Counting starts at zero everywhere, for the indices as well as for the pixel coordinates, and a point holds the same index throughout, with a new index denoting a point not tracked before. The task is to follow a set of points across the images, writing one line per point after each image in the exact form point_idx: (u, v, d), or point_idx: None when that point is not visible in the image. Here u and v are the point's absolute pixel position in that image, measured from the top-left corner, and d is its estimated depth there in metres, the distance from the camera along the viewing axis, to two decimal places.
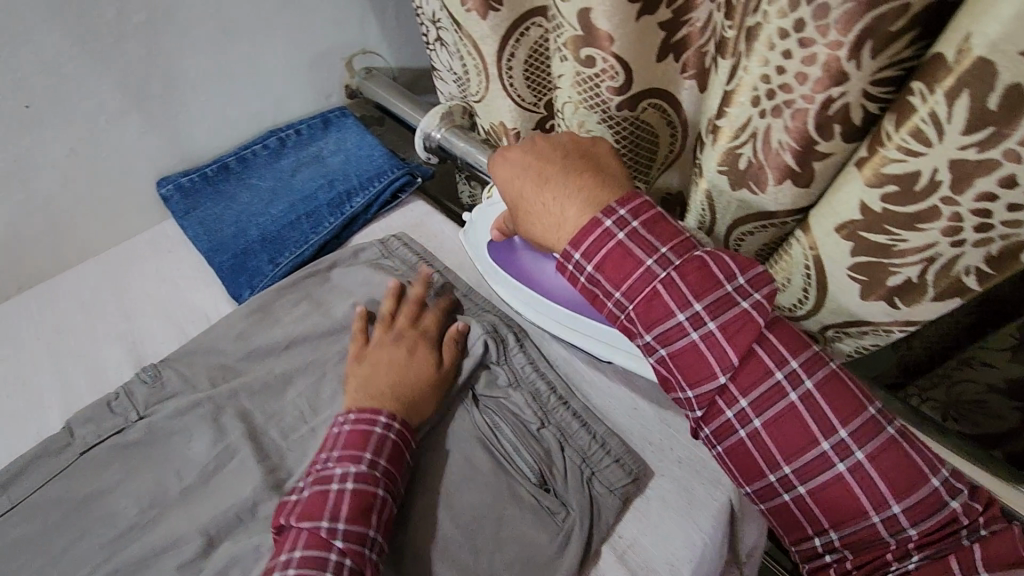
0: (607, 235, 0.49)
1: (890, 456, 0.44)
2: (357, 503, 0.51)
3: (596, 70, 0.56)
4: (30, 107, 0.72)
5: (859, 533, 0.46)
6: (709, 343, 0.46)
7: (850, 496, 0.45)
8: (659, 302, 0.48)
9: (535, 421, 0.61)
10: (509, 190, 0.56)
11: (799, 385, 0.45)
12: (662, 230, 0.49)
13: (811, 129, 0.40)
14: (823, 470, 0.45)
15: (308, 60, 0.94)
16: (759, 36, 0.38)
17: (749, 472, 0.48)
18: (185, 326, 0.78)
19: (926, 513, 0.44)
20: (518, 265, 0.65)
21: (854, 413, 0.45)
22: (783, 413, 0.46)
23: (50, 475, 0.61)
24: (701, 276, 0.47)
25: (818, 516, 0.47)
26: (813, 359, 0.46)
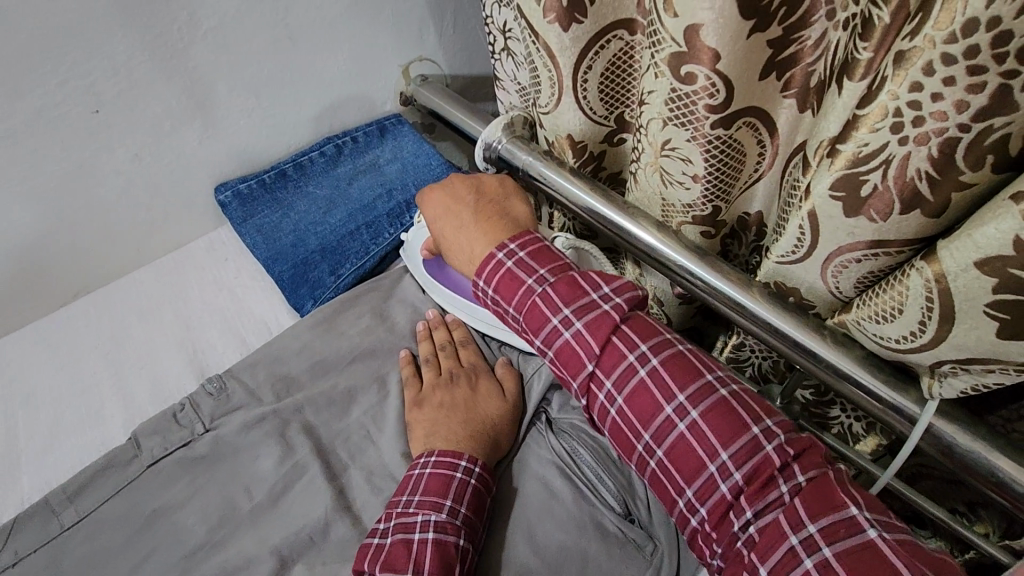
0: (498, 262, 0.57)
1: (719, 413, 0.47)
2: (440, 556, 0.49)
3: (694, 87, 0.54)
4: (99, 112, 0.71)
5: (706, 492, 0.47)
6: (577, 338, 0.53)
7: (692, 454, 0.47)
8: (537, 310, 0.55)
9: (615, 447, 0.60)
10: (434, 230, 0.66)
11: (648, 363, 0.50)
12: (542, 254, 0.57)
13: (958, 156, 0.38)
14: (668, 433, 0.49)
15: (366, 67, 0.93)
16: (912, 62, 0.37)
17: (624, 448, 0.52)
18: (245, 336, 0.77)
19: (748, 458, 0.46)
20: (452, 279, 0.71)
21: (692, 382, 0.49)
22: (635, 388, 0.50)
23: (117, 488, 0.59)
24: (569, 285, 0.54)
25: (676, 482, 0.48)
26: (659, 343, 0.51)
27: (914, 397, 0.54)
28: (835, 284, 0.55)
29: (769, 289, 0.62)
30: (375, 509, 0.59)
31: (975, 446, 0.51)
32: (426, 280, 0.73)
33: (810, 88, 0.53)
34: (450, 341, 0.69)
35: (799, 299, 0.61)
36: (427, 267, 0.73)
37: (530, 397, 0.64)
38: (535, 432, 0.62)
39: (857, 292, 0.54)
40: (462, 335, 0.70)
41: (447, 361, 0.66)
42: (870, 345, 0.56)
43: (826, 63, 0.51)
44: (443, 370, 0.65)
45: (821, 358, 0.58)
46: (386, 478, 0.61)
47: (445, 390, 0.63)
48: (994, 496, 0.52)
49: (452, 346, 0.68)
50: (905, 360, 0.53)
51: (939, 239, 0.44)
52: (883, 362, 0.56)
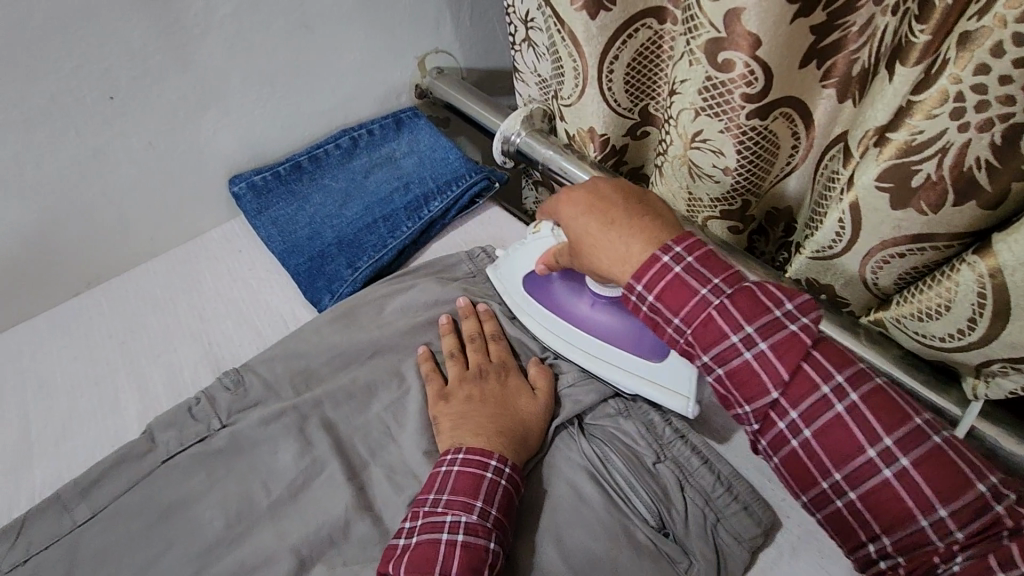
0: (663, 266, 0.47)
1: (938, 462, 0.40)
2: (469, 559, 0.47)
3: (731, 75, 0.52)
4: (114, 98, 0.69)
5: (910, 542, 0.41)
6: (760, 360, 0.44)
7: (895, 501, 0.41)
8: (712, 326, 0.46)
9: (650, 456, 0.58)
10: (565, 225, 0.55)
11: (846, 396, 0.43)
12: (714, 260, 0.47)
13: (1022, 143, 0.37)
14: (869, 477, 0.42)
15: (382, 58, 0.91)
16: (979, 43, 0.35)
17: (801, 484, 0.45)
18: (261, 329, 0.75)
19: (972, 517, 0.40)
20: (554, 299, 0.66)
21: (901, 423, 0.42)
22: (830, 424, 0.43)
23: (131, 483, 0.58)
24: (750, 303, 0.45)
25: (868, 525, 0.43)
26: (858, 373, 0.43)
27: (955, 397, 0.52)
28: (874, 282, 0.53)
29: (800, 285, 0.60)
30: (397, 508, 0.57)
31: (1023, 448, 0.49)
32: (518, 297, 0.68)
33: (851, 77, 0.51)
34: (480, 333, 0.67)
35: (832, 296, 0.59)
36: (527, 284, 0.68)
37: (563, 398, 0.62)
38: (566, 435, 0.60)
39: (897, 289, 0.53)
40: (492, 329, 0.68)
41: (474, 356, 0.65)
42: (908, 344, 0.54)
43: (871, 52, 0.49)
44: (472, 366, 0.64)
45: (857, 358, 0.55)
46: (407, 476, 0.59)
47: (475, 384, 0.61)
48: None
49: (482, 338, 0.67)
50: (947, 358, 0.51)
51: (992, 232, 0.42)
52: (926, 366, 0.54)
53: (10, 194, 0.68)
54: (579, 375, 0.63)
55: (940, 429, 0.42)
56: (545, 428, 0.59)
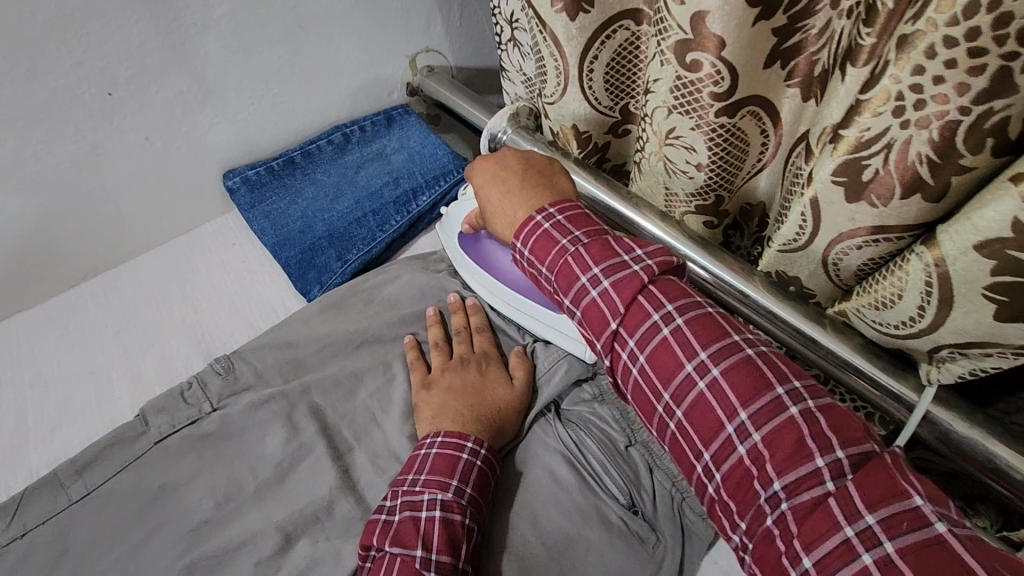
0: (536, 224, 0.55)
1: (743, 373, 0.44)
2: (447, 532, 0.50)
3: (699, 75, 0.55)
4: (112, 95, 0.72)
5: (725, 455, 0.43)
6: (604, 296, 0.50)
7: (709, 414, 0.44)
8: (568, 268, 0.53)
9: (623, 439, 0.60)
10: (477, 194, 0.65)
11: (672, 321, 0.47)
12: (583, 219, 0.55)
13: (958, 141, 0.39)
14: (689, 392, 0.45)
15: (374, 57, 0.94)
16: (915, 45, 0.38)
17: (643, 410, 0.48)
18: (252, 319, 0.78)
19: (770, 421, 0.42)
20: (482, 251, 0.72)
21: (720, 342, 0.46)
22: (658, 347, 0.47)
23: (125, 464, 0.60)
24: (600, 248, 0.52)
25: (693, 443, 0.45)
26: (689, 303, 0.48)
27: (913, 384, 0.55)
28: (835, 271, 0.55)
29: (770, 278, 0.63)
30: (379, 489, 0.59)
31: (972, 432, 0.52)
32: (456, 251, 0.74)
33: (814, 77, 0.54)
34: (467, 326, 0.69)
35: (800, 289, 0.62)
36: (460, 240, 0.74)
37: (541, 387, 0.64)
38: (543, 421, 0.62)
39: (858, 280, 0.55)
40: (479, 322, 0.70)
41: (457, 345, 0.67)
42: (870, 332, 0.57)
43: (830, 53, 0.51)
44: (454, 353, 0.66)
45: (820, 346, 0.58)
46: (390, 459, 0.61)
47: (456, 372, 0.64)
48: (993, 483, 0.53)
49: (468, 330, 0.69)
50: (903, 346, 0.53)
51: (939, 225, 0.45)
52: (885, 354, 0.57)
53: (11, 187, 0.70)
54: (558, 363, 0.66)
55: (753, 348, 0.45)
56: (522, 417, 0.62)
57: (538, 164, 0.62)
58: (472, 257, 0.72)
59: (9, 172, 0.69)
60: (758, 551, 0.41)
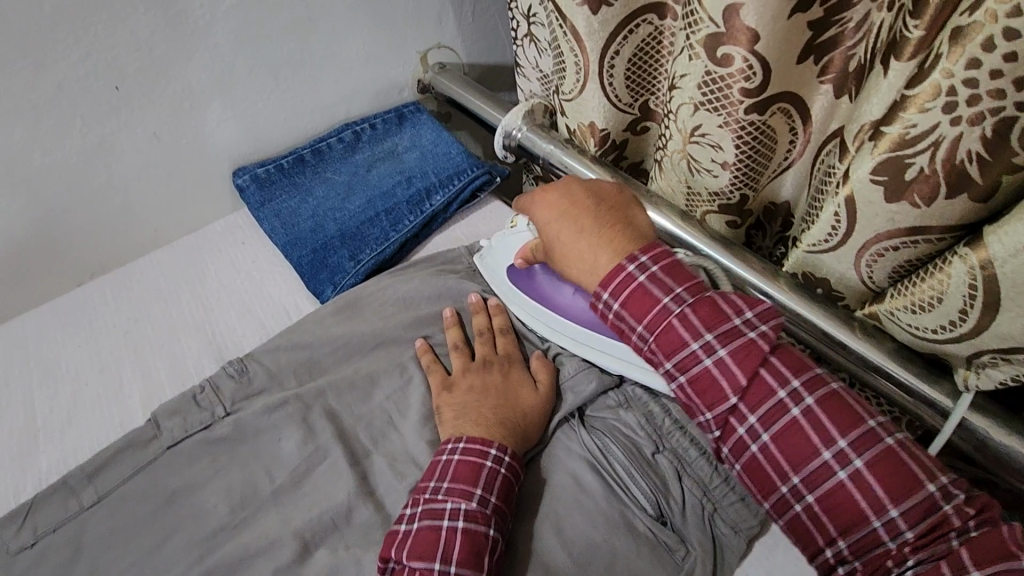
0: (628, 275, 0.53)
1: (886, 462, 0.45)
2: (470, 544, 0.48)
3: (730, 70, 0.53)
4: (120, 88, 0.70)
5: (864, 542, 0.45)
6: (719, 366, 0.49)
7: (850, 503, 0.45)
8: (673, 333, 0.51)
9: (649, 446, 0.58)
10: (541, 232, 0.61)
11: (801, 401, 0.47)
12: (679, 272, 0.53)
13: (1012, 138, 0.38)
14: (825, 479, 0.46)
15: (386, 53, 0.92)
16: (971, 37, 0.36)
17: (761, 487, 0.49)
18: (264, 320, 0.76)
19: (920, 517, 0.43)
20: (537, 288, 0.68)
21: (854, 425, 0.46)
22: (787, 428, 0.47)
23: (137, 468, 0.59)
24: (711, 311, 0.50)
25: (824, 527, 0.46)
26: (813, 379, 0.48)
27: (947, 390, 0.53)
28: (869, 274, 0.54)
29: (797, 279, 0.61)
30: (398, 495, 0.58)
31: (1012, 439, 0.50)
32: (507, 288, 0.70)
33: (848, 73, 0.52)
34: (489, 329, 0.68)
35: (828, 290, 0.60)
36: (509, 275, 0.70)
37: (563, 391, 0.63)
38: (566, 427, 0.60)
39: (891, 283, 0.54)
40: (502, 323, 0.68)
41: (476, 348, 0.65)
42: (903, 336, 0.55)
43: (867, 47, 0.49)
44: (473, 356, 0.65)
45: (852, 352, 0.57)
46: (409, 464, 0.60)
47: (477, 374, 0.62)
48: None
49: (490, 333, 0.67)
50: (939, 351, 0.52)
51: (984, 225, 0.43)
52: (920, 358, 0.55)
53: (19, 182, 0.69)
54: (580, 367, 0.64)
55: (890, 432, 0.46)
56: (545, 421, 0.60)
57: (609, 199, 0.60)
58: (527, 293, 0.68)
59: (16, 166, 0.68)
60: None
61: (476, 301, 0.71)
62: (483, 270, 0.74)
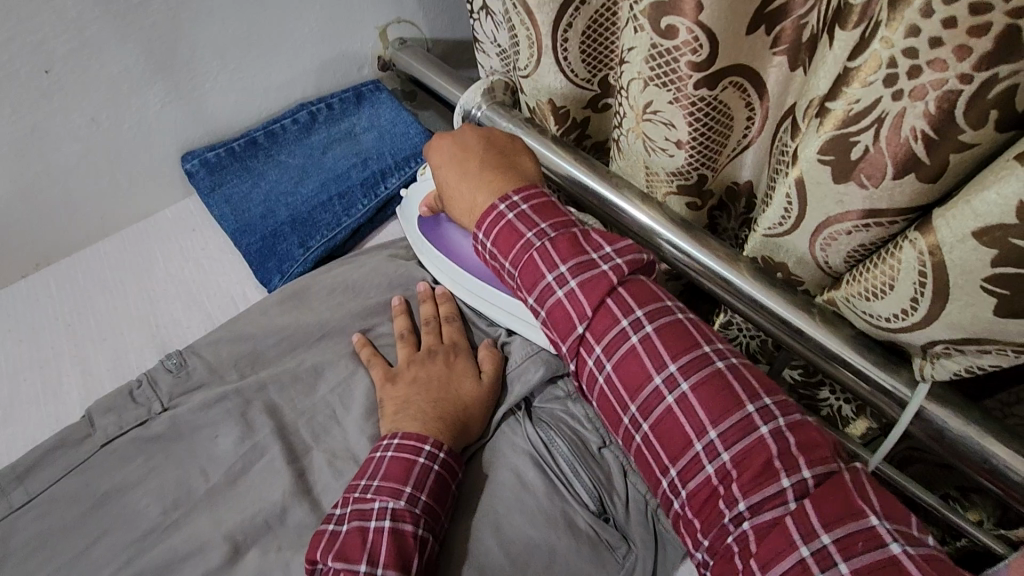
0: (499, 214, 0.54)
1: (713, 387, 0.45)
2: (397, 545, 0.46)
3: (676, 42, 0.50)
4: (49, 72, 0.67)
5: (691, 470, 0.44)
6: (570, 298, 0.50)
7: (677, 427, 0.45)
8: (533, 266, 0.52)
9: (596, 440, 0.57)
10: (436, 176, 0.62)
11: (641, 328, 0.48)
12: (547, 210, 0.54)
13: (957, 114, 0.35)
14: (656, 406, 0.46)
15: (341, 28, 0.88)
16: (908, 3, 0.33)
17: (609, 419, 0.49)
18: (211, 311, 0.74)
19: (737, 437, 0.43)
20: (442, 237, 0.68)
21: (687, 351, 0.47)
22: (626, 354, 0.48)
23: (69, 467, 0.57)
24: (568, 245, 0.51)
25: (660, 458, 0.46)
26: (657, 309, 0.49)
27: (905, 379, 0.50)
28: (824, 259, 0.51)
29: (756, 263, 0.58)
30: (335, 493, 0.56)
31: (966, 431, 0.48)
32: (416, 236, 0.70)
33: (802, 44, 0.49)
34: (436, 316, 0.65)
35: (787, 275, 0.57)
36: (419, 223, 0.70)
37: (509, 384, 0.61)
38: (513, 421, 0.58)
39: (848, 268, 0.51)
40: (448, 311, 0.66)
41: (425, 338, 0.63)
42: (861, 324, 0.52)
43: (819, 16, 0.46)
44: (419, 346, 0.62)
45: (806, 338, 0.54)
46: (349, 460, 0.58)
47: (421, 365, 0.60)
48: (984, 482, 0.49)
49: (437, 321, 0.65)
50: (896, 339, 0.49)
51: (934, 207, 0.40)
52: (876, 346, 0.52)
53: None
54: (527, 354, 0.62)
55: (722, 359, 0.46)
56: (489, 415, 0.58)
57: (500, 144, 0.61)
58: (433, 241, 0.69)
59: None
60: (717, 566, 0.42)
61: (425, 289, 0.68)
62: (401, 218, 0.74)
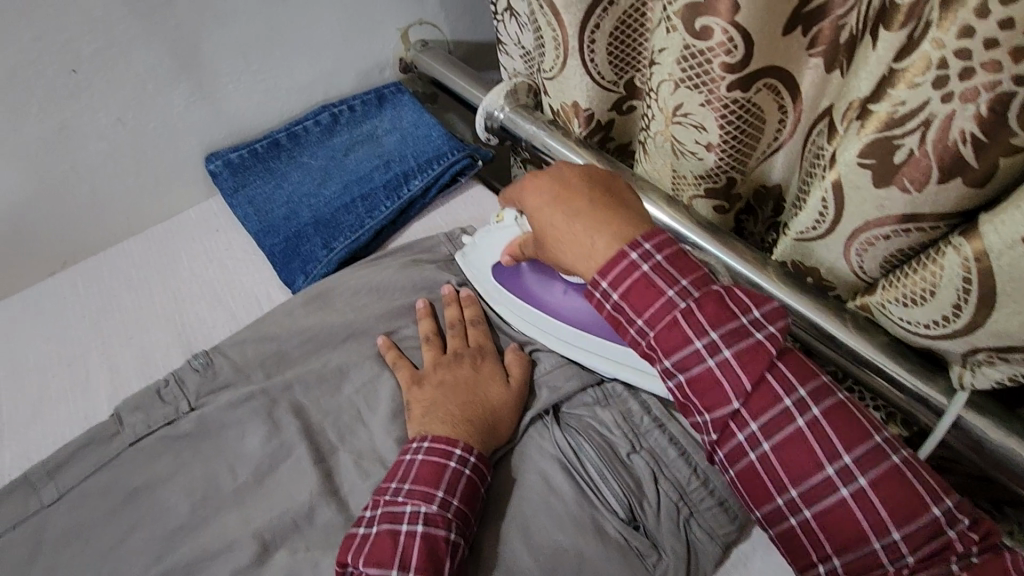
0: (630, 264, 0.48)
1: (893, 483, 0.42)
2: (429, 550, 0.46)
3: (710, 43, 0.49)
4: (78, 72, 0.68)
5: (860, 562, 0.43)
6: (722, 368, 0.45)
7: (851, 521, 0.43)
8: (676, 329, 0.47)
9: (624, 445, 0.56)
10: (533, 218, 0.55)
11: (809, 411, 0.44)
12: (683, 263, 0.48)
13: (1010, 116, 0.34)
14: (825, 496, 0.43)
15: (365, 29, 0.88)
16: (963, 2, 0.33)
17: (756, 498, 0.46)
18: (236, 311, 0.74)
19: (919, 536, 0.41)
20: (526, 287, 0.66)
21: (861, 440, 0.43)
22: (791, 440, 0.44)
23: (98, 465, 0.57)
24: (717, 308, 0.46)
25: (819, 544, 0.44)
26: (820, 388, 0.45)
27: (941, 387, 0.49)
28: (859, 265, 0.50)
29: (786, 268, 0.57)
30: (362, 494, 0.56)
31: (1009, 441, 0.47)
32: (491, 286, 0.67)
33: (839, 45, 0.48)
34: (461, 319, 0.65)
35: (818, 280, 0.56)
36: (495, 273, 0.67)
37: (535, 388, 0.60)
38: (540, 425, 0.58)
39: (883, 274, 0.50)
40: (474, 314, 0.66)
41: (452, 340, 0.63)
42: (896, 331, 0.51)
43: (858, 16, 0.45)
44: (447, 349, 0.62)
45: (842, 345, 0.53)
46: (375, 461, 0.58)
47: (448, 368, 0.60)
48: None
49: (462, 324, 0.65)
50: (933, 347, 0.48)
51: (980, 212, 0.39)
52: (912, 353, 0.51)
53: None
54: (558, 363, 0.62)
55: (897, 448, 0.43)
56: (517, 419, 0.57)
57: (605, 181, 0.55)
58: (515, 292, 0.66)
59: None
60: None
61: (449, 293, 0.68)
62: (466, 268, 0.70)
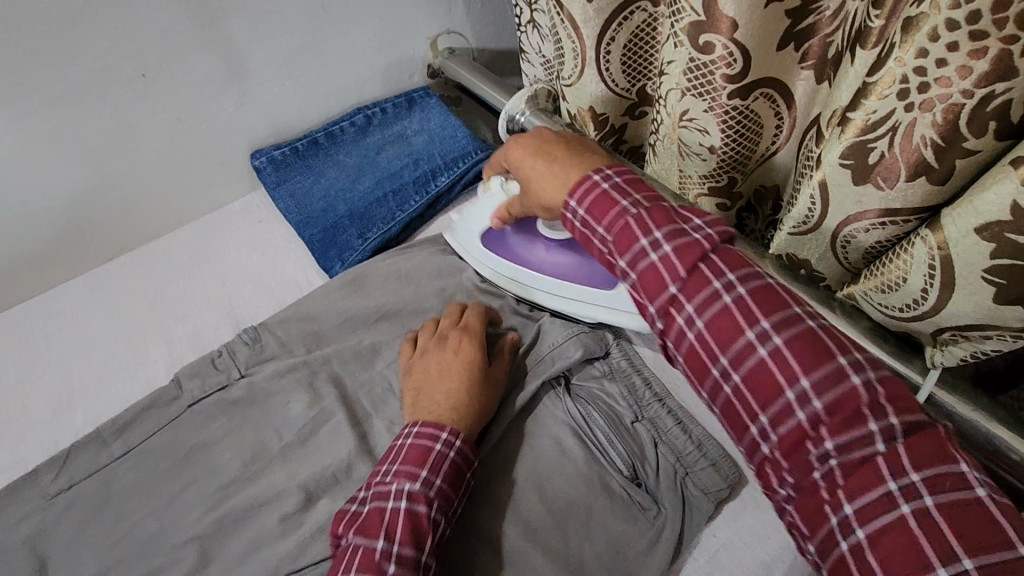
0: (593, 183, 0.53)
1: (808, 341, 0.43)
2: (412, 525, 0.50)
3: (712, 57, 0.55)
4: (144, 76, 0.75)
5: (784, 420, 0.43)
6: (664, 260, 0.48)
7: (771, 380, 0.43)
8: (627, 230, 0.50)
9: (629, 415, 0.62)
10: (517, 165, 0.62)
11: (734, 287, 0.46)
12: (638, 182, 0.53)
13: (962, 123, 0.40)
14: (748, 359, 0.44)
15: (397, 39, 0.96)
16: (918, 28, 0.38)
17: (696, 375, 0.47)
18: (278, 293, 0.82)
19: (832, 388, 0.41)
20: (507, 247, 0.74)
21: (780, 309, 0.45)
22: (718, 312, 0.45)
23: (160, 424, 0.65)
24: (662, 211, 0.49)
25: (749, 409, 0.44)
26: (749, 271, 0.46)
27: (918, 366, 0.55)
28: (844, 256, 0.56)
29: (781, 261, 0.62)
30: None
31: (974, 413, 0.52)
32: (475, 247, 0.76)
33: (827, 60, 0.54)
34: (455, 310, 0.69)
35: (810, 271, 0.61)
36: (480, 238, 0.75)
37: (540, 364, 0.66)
38: (553, 395, 0.64)
39: (866, 264, 0.56)
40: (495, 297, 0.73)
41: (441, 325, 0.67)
42: (877, 317, 0.57)
43: (843, 35, 0.51)
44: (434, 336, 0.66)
45: None
46: None
47: (434, 354, 0.63)
48: (990, 461, 0.53)
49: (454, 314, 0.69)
50: (909, 329, 0.54)
51: (942, 208, 0.45)
52: (891, 335, 0.57)
53: (38, 168, 0.74)
54: (565, 336, 0.67)
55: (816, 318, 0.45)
56: (533, 390, 0.64)
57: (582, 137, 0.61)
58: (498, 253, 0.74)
59: (31, 155, 0.73)
60: (803, 502, 0.42)
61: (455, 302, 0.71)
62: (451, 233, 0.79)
